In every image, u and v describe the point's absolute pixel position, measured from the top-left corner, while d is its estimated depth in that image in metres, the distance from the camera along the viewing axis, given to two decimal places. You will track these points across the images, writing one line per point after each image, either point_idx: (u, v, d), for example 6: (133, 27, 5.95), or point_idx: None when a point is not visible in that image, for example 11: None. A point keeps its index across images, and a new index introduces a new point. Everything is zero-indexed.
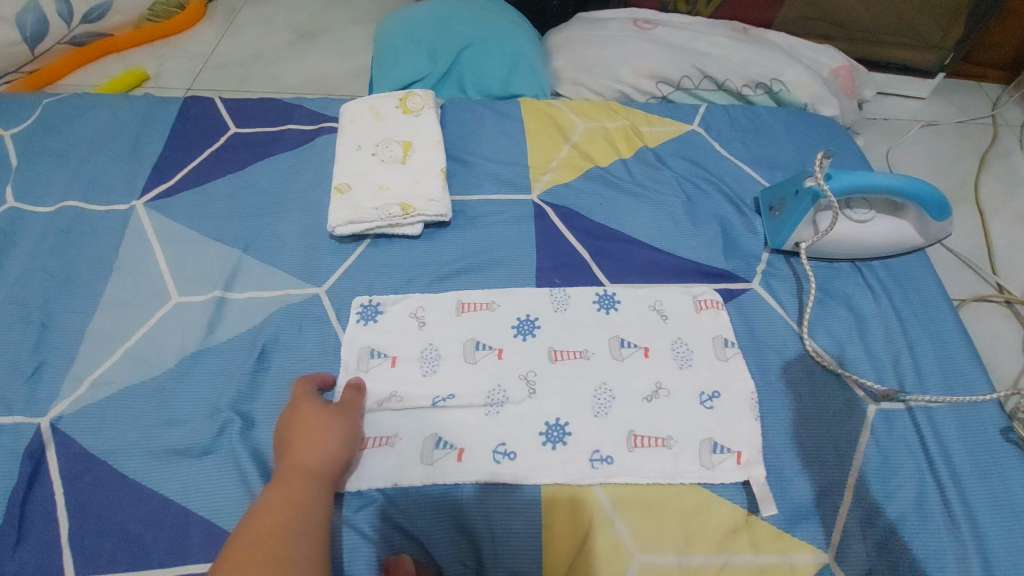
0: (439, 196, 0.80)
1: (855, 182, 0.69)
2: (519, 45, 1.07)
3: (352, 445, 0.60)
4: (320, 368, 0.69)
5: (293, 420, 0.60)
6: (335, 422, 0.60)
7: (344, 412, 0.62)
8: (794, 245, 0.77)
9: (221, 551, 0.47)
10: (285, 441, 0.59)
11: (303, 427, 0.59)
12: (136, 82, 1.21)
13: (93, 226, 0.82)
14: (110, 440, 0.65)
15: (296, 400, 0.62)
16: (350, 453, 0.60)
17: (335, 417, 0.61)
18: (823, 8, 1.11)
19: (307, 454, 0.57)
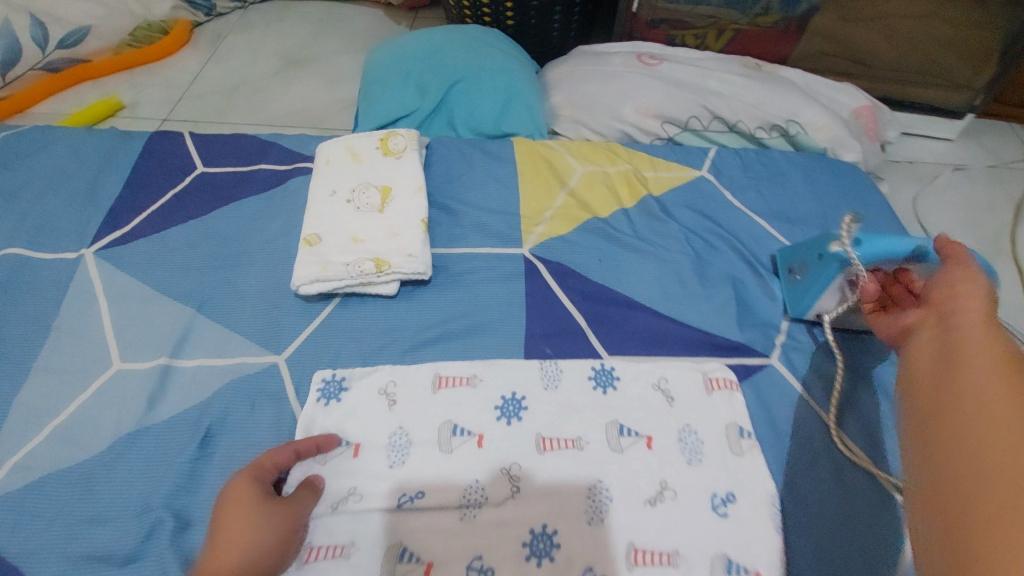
0: (418, 251, 0.72)
1: (884, 250, 0.61)
2: (514, 79, 0.99)
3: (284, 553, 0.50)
4: None
5: (227, 512, 0.49)
6: (273, 520, 0.50)
7: (288, 510, 0.52)
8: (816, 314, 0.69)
9: None
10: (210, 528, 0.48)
11: (237, 528, 0.47)
12: (110, 112, 1.15)
13: (36, 278, 0.74)
14: (23, 542, 0.55)
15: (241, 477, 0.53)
16: (276, 563, 0.49)
17: (276, 514, 0.51)
18: (842, 43, 1.04)
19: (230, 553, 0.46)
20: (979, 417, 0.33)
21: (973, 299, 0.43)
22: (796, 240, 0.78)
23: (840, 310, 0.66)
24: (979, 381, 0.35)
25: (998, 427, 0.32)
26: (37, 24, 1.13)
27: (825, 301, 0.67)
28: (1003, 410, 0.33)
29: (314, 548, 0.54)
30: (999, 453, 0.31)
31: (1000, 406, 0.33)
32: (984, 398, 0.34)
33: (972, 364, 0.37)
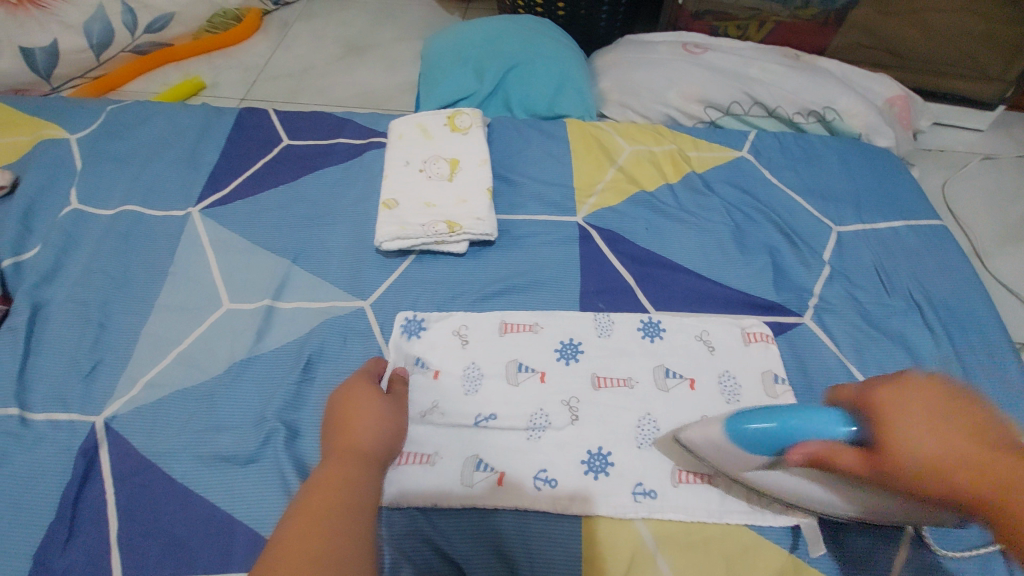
0: (486, 215, 0.81)
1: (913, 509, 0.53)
2: (567, 65, 1.07)
3: (396, 437, 0.61)
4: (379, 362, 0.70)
5: (350, 407, 0.61)
6: (385, 412, 0.61)
7: (395, 402, 0.64)
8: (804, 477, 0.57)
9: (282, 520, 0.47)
10: (338, 421, 0.60)
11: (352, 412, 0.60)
12: (194, 91, 1.26)
13: (151, 231, 0.85)
14: (160, 443, 0.66)
15: (351, 385, 0.64)
16: (393, 446, 0.60)
17: (385, 406, 0.62)
18: (878, 37, 1.10)
19: (358, 437, 0.57)
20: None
21: (922, 413, 0.45)
22: (829, 216, 0.85)
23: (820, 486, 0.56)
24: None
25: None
26: (128, 10, 1.24)
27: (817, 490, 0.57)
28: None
29: (404, 455, 0.64)
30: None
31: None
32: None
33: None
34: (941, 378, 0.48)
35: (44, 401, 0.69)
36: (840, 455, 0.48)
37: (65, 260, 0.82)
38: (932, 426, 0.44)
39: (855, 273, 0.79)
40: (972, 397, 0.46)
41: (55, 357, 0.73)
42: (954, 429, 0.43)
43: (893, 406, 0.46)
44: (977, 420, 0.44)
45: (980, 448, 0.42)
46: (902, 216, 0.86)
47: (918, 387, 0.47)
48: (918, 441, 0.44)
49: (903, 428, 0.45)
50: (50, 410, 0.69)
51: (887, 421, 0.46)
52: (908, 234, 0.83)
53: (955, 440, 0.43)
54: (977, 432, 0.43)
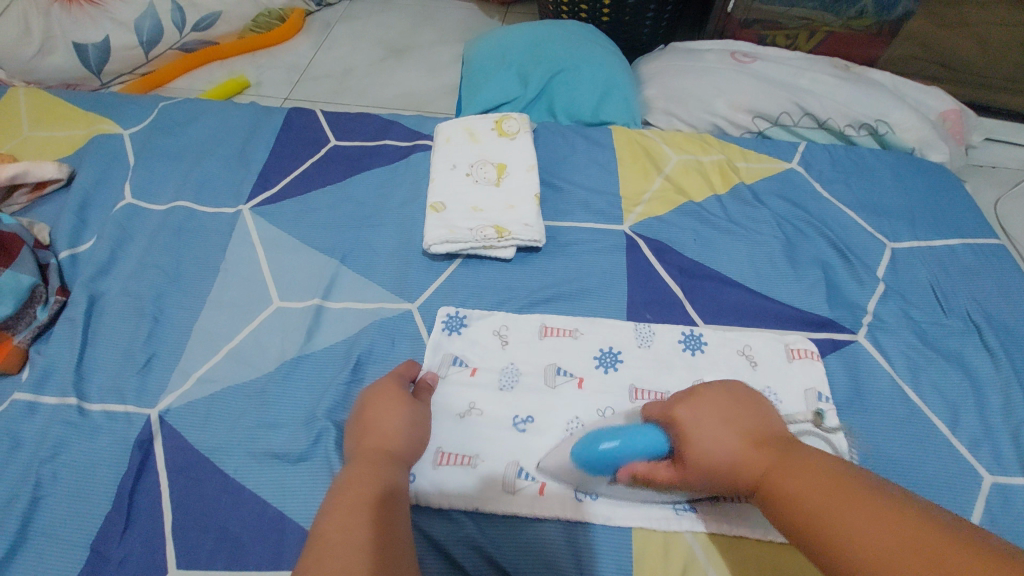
0: (533, 221, 0.81)
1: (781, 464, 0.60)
2: (612, 71, 1.07)
3: (420, 437, 0.61)
4: (412, 363, 0.69)
5: (377, 407, 0.60)
6: (410, 411, 0.61)
7: (419, 403, 0.63)
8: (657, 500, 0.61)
9: (316, 519, 0.47)
10: (363, 421, 0.60)
11: (378, 412, 0.60)
12: (239, 90, 1.28)
13: (202, 227, 0.86)
14: (213, 438, 0.67)
15: (379, 384, 0.63)
16: (418, 445, 0.60)
17: (411, 405, 0.62)
18: (931, 50, 1.08)
19: (386, 439, 0.57)
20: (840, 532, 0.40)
21: (710, 414, 0.53)
22: (882, 231, 0.83)
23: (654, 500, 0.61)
24: (801, 495, 0.44)
25: (881, 532, 0.38)
26: (177, 9, 1.27)
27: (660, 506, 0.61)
28: (855, 509, 0.40)
29: (446, 456, 0.64)
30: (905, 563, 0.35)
31: (839, 502, 0.41)
32: (861, 510, 0.40)
33: (805, 491, 0.44)
34: (734, 389, 0.57)
35: (101, 393, 0.71)
36: (652, 468, 0.55)
37: (121, 253, 0.84)
38: (714, 428, 0.52)
39: (910, 291, 0.78)
40: (759, 410, 0.54)
41: (110, 349, 0.74)
42: (734, 429, 0.52)
43: (690, 416, 0.54)
44: (754, 424, 0.52)
45: (748, 449, 0.50)
46: (958, 233, 0.84)
47: (715, 395, 0.56)
48: (703, 438, 0.52)
49: (693, 436, 0.52)
50: (106, 401, 0.70)
51: (685, 421, 0.54)
52: (964, 251, 0.81)
53: (729, 442, 0.51)
54: (750, 433, 0.51)
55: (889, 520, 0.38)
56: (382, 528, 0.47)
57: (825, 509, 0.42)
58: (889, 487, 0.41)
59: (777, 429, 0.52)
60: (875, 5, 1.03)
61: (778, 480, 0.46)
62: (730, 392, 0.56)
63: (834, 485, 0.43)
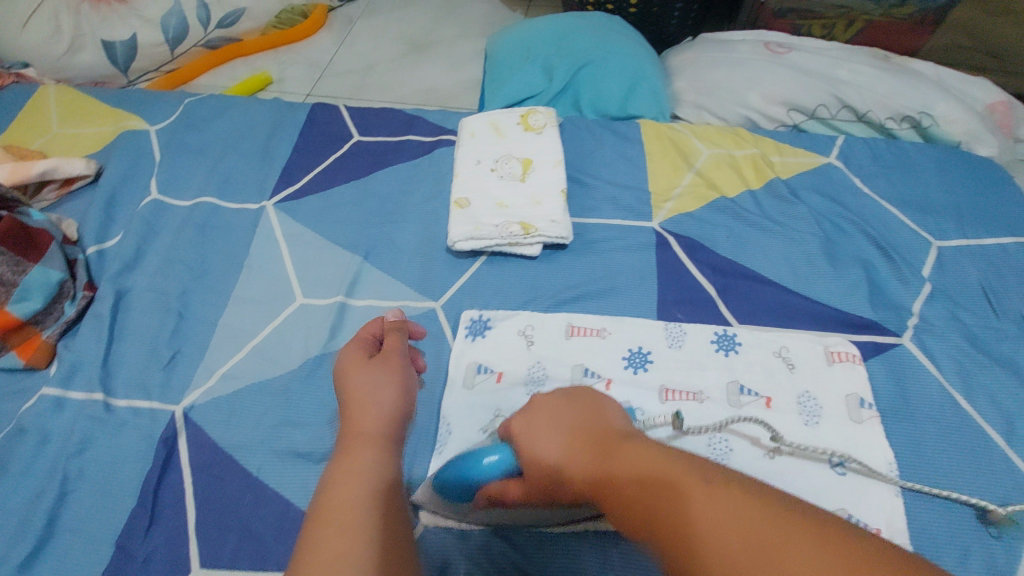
0: (560, 218, 0.79)
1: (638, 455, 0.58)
2: (640, 64, 1.04)
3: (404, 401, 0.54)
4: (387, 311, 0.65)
5: (347, 389, 0.54)
6: (385, 380, 0.54)
7: (389, 362, 0.57)
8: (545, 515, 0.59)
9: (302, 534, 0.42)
10: (343, 404, 0.54)
11: (351, 392, 0.53)
12: (261, 86, 1.28)
13: (226, 223, 0.86)
14: (237, 436, 0.67)
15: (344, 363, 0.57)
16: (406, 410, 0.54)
17: (383, 373, 0.55)
18: (978, 39, 1.02)
19: (365, 422, 0.51)
20: (677, 519, 0.36)
21: (551, 423, 0.50)
22: (928, 229, 0.79)
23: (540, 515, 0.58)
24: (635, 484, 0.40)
25: (715, 514, 0.35)
26: (202, 5, 1.28)
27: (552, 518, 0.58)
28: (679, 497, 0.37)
29: None
30: (750, 554, 0.33)
31: (669, 491, 0.38)
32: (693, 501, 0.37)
33: (647, 485, 0.40)
34: (566, 395, 0.53)
35: (127, 388, 0.71)
36: (504, 486, 0.53)
37: (146, 249, 0.84)
38: (547, 434, 0.49)
39: (959, 292, 0.73)
40: (585, 406, 0.52)
41: (137, 345, 0.74)
42: (568, 435, 0.48)
43: (525, 426, 0.51)
44: (591, 423, 0.48)
45: (578, 450, 0.46)
46: (1011, 231, 0.79)
47: (549, 403, 0.52)
48: (544, 450, 0.48)
49: (530, 448, 0.50)
50: (131, 396, 0.70)
51: (525, 441, 0.50)
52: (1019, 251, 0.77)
53: (561, 447, 0.47)
54: (580, 434, 0.48)
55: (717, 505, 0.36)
56: (392, 539, 0.42)
57: (665, 492, 0.38)
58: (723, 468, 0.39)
59: (608, 420, 0.50)
60: None
61: (616, 479, 0.42)
62: (563, 395, 0.53)
63: (671, 470, 0.39)
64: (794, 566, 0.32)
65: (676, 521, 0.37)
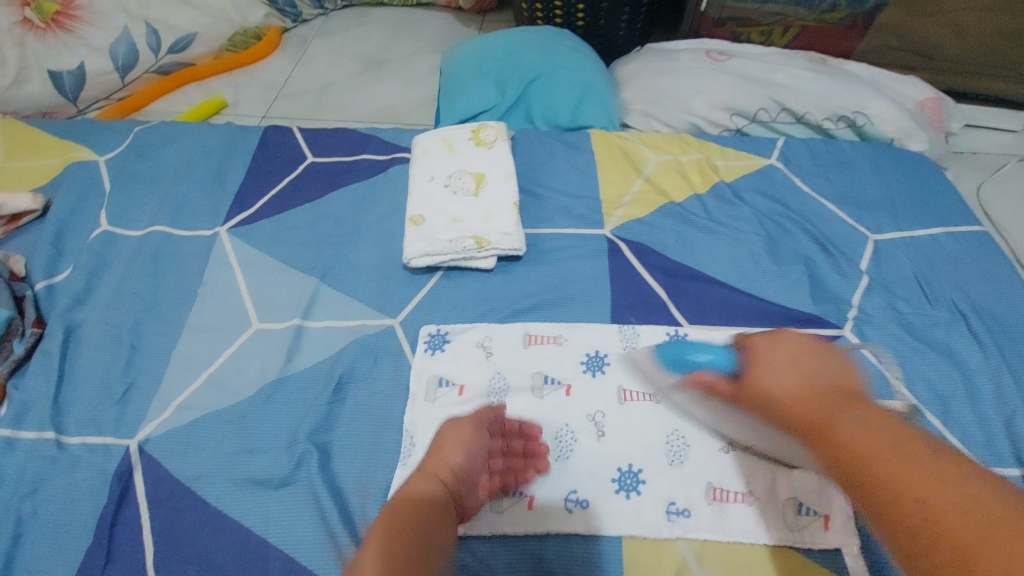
0: (513, 230, 0.80)
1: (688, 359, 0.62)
2: (589, 75, 1.06)
3: (473, 462, 0.60)
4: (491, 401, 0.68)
5: (445, 437, 0.61)
6: (470, 437, 0.61)
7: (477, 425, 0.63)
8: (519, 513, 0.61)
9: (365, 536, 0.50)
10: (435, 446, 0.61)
11: (444, 437, 0.61)
12: (215, 110, 1.28)
13: (179, 251, 0.85)
14: (194, 466, 0.66)
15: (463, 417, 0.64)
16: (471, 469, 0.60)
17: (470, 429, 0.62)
18: (906, 38, 1.08)
19: (443, 465, 0.58)
20: (890, 471, 0.40)
21: (792, 363, 0.54)
22: (864, 223, 0.83)
23: (511, 527, 0.61)
24: (856, 438, 0.44)
25: (930, 483, 0.38)
26: (152, 32, 1.27)
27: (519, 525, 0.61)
28: (900, 461, 0.40)
29: None
30: (955, 511, 0.36)
31: (897, 454, 0.41)
32: (907, 464, 0.40)
33: (858, 430, 0.44)
34: (824, 347, 0.56)
35: (80, 425, 0.70)
36: (713, 380, 0.59)
37: (96, 282, 0.82)
38: (789, 373, 0.53)
39: (895, 282, 0.77)
40: (839, 367, 0.54)
41: (89, 380, 0.73)
42: (799, 375, 0.53)
43: (768, 355, 0.56)
44: (825, 379, 0.52)
45: (811, 392, 0.51)
46: (941, 222, 0.83)
47: (794, 342, 0.56)
48: (774, 381, 0.53)
49: (767, 372, 0.54)
50: (85, 433, 0.69)
51: (758, 367, 0.56)
52: (947, 240, 0.81)
53: (797, 380, 0.52)
54: (831, 385, 0.51)
55: (931, 471, 0.39)
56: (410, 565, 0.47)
57: (880, 457, 0.41)
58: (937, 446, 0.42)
59: (851, 386, 0.51)
60: None
61: (831, 423, 0.46)
62: (811, 344, 0.56)
63: (897, 442, 0.42)
64: (983, 533, 0.34)
65: (884, 464, 0.41)
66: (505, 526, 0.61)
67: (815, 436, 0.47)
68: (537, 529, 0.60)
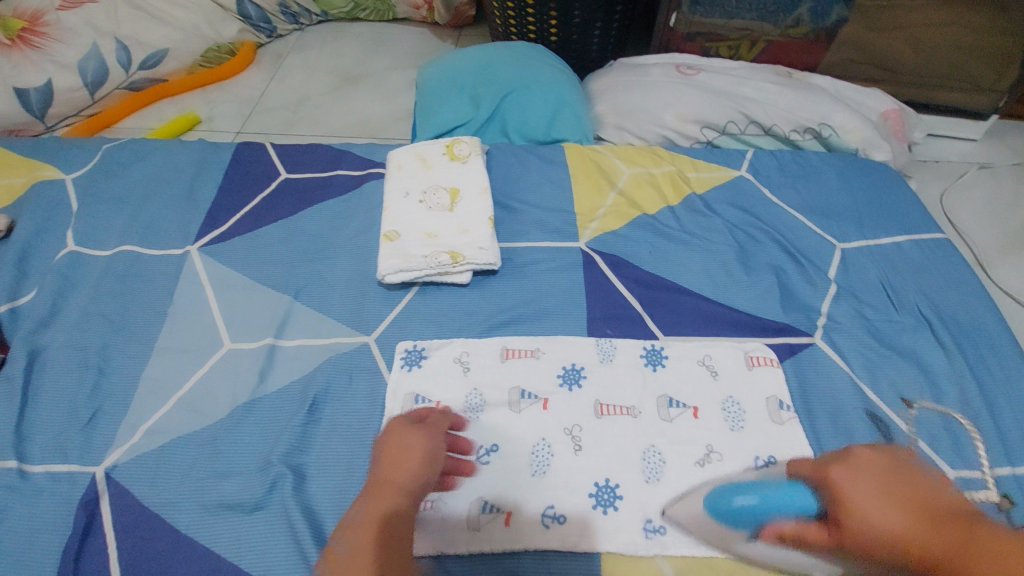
0: (488, 245, 0.80)
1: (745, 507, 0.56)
2: (562, 90, 1.08)
3: (429, 467, 0.57)
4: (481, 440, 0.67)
5: (391, 447, 0.59)
6: (418, 443, 0.59)
7: (426, 430, 0.61)
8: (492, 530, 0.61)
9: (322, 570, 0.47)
10: (383, 455, 0.59)
11: (392, 449, 0.59)
12: (188, 126, 1.26)
13: (149, 271, 0.83)
14: (164, 493, 0.64)
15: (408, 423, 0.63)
16: (428, 475, 0.57)
17: (416, 435, 0.60)
18: (869, 52, 1.13)
19: (396, 479, 0.55)
20: None
21: (876, 491, 0.46)
22: (831, 233, 0.85)
23: (484, 547, 0.60)
24: None
25: None
26: (122, 48, 1.25)
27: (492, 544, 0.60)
28: None
29: None
30: None
31: None
32: None
33: None
34: (900, 456, 0.51)
35: (43, 453, 0.68)
36: (801, 528, 0.51)
37: (61, 304, 0.80)
38: (873, 498, 0.46)
39: (861, 289, 0.79)
40: (921, 479, 0.47)
41: (53, 406, 0.71)
42: (895, 502, 0.45)
43: (845, 477, 0.49)
44: (924, 496, 0.45)
45: (912, 525, 0.43)
46: (905, 230, 0.86)
47: (874, 466, 0.49)
48: (868, 518, 0.45)
49: (853, 501, 0.47)
50: (49, 461, 0.67)
51: (842, 497, 0.48)
52: (911, 248, 0.83)
53: (894, 514, 0.44)
54: (921, 506, 0.44)
55: None
56: None
57: None
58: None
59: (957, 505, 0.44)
60: (810, 12, 1.08)
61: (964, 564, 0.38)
62: (892, 459, 0.49)
63: None
64: None
65: None
66: (479, 543, 0.60)
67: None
68: (512, 548, 0.60)
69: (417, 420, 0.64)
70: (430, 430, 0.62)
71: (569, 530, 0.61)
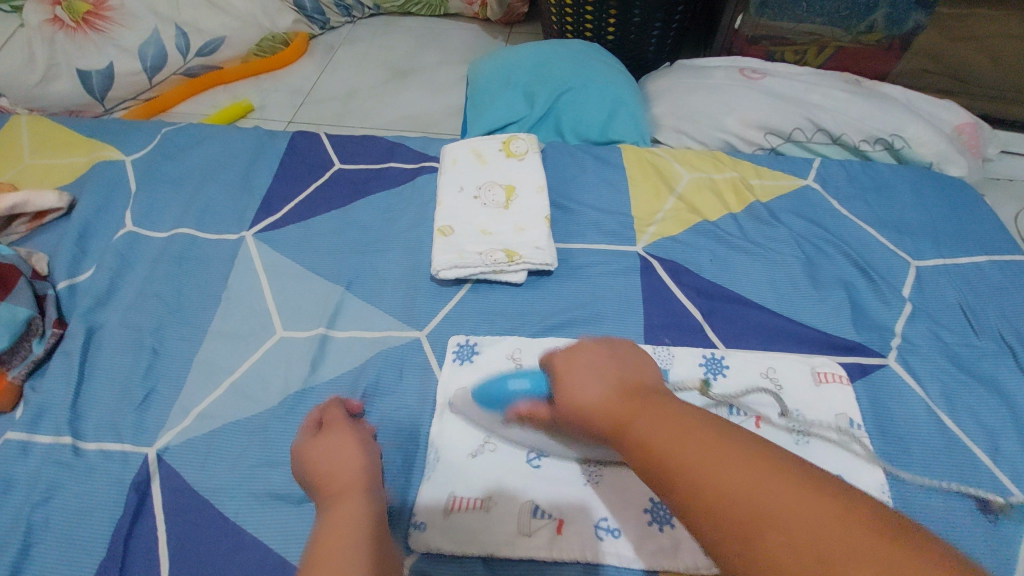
0: (545, 244, 0.78)
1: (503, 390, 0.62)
2: (620, 90, 1.05)
3: (369, 455, 0.55)
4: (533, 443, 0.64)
5: (314, 454, 0.54)
6: (344, 440, 0.55)
7: (343, 429, 0.57)
8: (539, 537, 0.59)
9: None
10: (309, 477, 0.53)
11: (318, 454, 0.54)
12: (241, 114, 1.27)
13: (204, 254, 0.84)
14: (214, 479, 0.64)
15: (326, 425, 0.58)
16: (372, 468, 0.53)
17: (340, 435, 0.56)
18: (940, 63, 1.09)
19: (338, 478, 0.51)
20: (697, 469, 0.37)
21: (591, 370, 0.50)
22: (904, 249, 0.81)
23: (530, 555, 0.58)
24: (653, 433, 0.41)
25: (733, 473, 0.35)
26: (182, 34, 1.27)
27: (538, 550, 0.58)
28: (699, 451, 0.38)
29: (455, 498, 0.61)
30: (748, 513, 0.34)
31: (701, 446, 0.38)
32: (713, 453, 0.37)
33: (669, 432, 0.40)
34: (614, 348, 0.54)
35: (97, 431, 0.68)
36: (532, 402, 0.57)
37: (118, 283, 0.81)
38: (588, 377, 0.49)
39: (937, 310, 0.75)
40: (634, 364, 0.51)
41: (108, 384, 0.72)
42: (605, 380, 0.49)
43: (570, 364, 0.52)
44: (630, 376, 0.49)
45: (613, 397, 0.47)
46: (984, 249, 0.81)
47: (593, 353, 0.53)
48: (576, 392, 0.49)
49: (570, 378, 0.51)
50: (102, 439, 0.67)
51: (565, 379, 0.51)
52: (991, 269, 0.78)
53: (600, 388, 0.48)
54: (619, 383, 0.48)
55: (733, 465, 0.36)
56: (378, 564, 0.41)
57: (678, 457, 0.38)
58: (736, 425, 0.40)
59: (649, 381, 0.49)
60: (886, 18, 1.03)
61: (641, 423, 0.42)
62: (610, 350, 0.53)
63: (702, 435, 0.39)
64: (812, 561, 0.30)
65: (683, 463, 0.38)
66: (527, 548, 0.58)
67: (624, 436, 0.43)
68: (562, 558, 0.58)
69: (314, 427, 0.58)
70: (333, 427, 0.57)
71: (623, 543, 0.58)
